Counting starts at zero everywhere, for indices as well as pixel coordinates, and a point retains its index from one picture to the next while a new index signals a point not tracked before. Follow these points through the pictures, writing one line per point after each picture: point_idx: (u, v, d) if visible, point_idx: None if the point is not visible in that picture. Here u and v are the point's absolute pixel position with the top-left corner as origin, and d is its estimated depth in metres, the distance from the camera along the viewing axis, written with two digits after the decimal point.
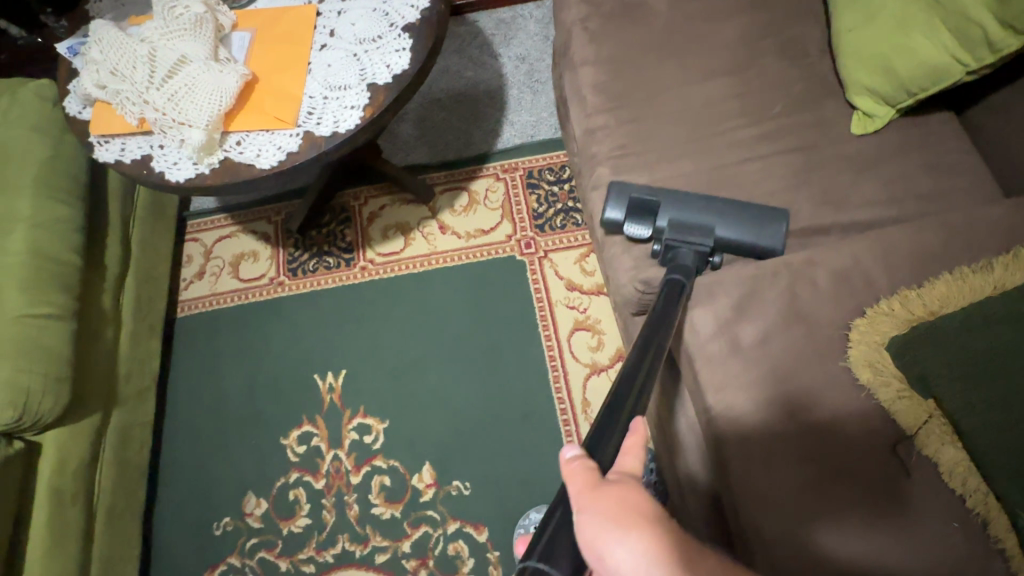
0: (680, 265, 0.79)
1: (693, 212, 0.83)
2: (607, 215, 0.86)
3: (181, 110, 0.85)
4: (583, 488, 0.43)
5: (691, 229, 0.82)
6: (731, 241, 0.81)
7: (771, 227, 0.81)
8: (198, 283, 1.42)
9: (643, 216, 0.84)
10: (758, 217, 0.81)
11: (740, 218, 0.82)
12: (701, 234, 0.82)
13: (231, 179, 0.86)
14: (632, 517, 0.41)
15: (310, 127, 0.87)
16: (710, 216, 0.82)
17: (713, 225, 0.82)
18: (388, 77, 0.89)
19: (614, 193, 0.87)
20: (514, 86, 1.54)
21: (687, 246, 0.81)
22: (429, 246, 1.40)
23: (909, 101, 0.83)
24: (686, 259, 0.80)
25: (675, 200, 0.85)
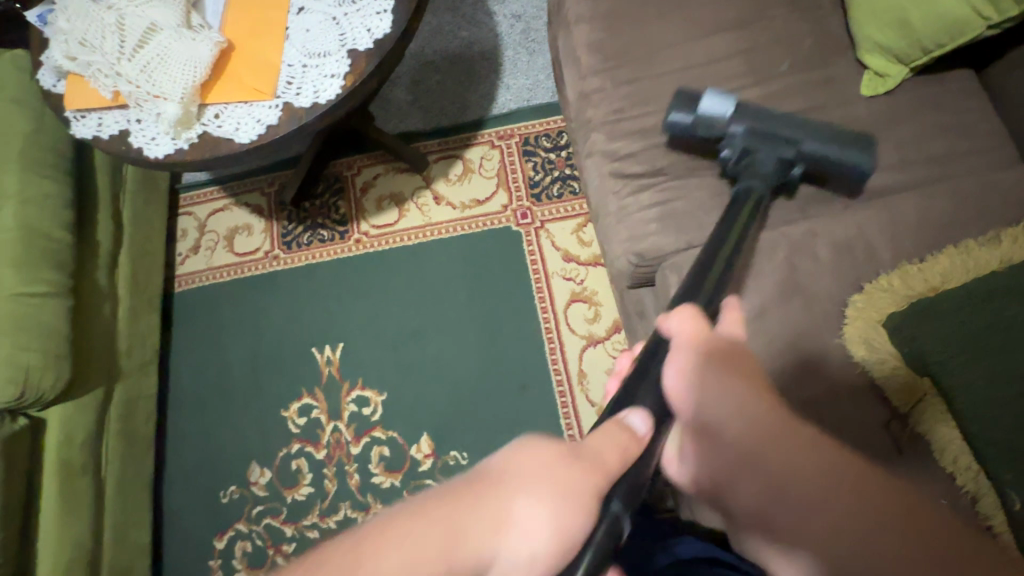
0: (756, 174, 0.76)
1: (779, 120, 0.77)
2: (673, 116, 0.81)
3: (155, 82, 0.82)
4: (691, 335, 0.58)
5: (775, 137, 0.77)
6: (819, 154, 0.74)
7: (864, 147, 0.74)
8: (194, 258, 1.41)
9: (713, 121, 0.79)
10: (852, 133, 0.75)
11: (831, 134, 0.75)
12: (784, 143, 0.76)
13: (211, 154, 0.83)
14: (723, 365, 0.58)
15: (289, 98, 0.83)
16: (796, 128, 0.76)
17: (798, 137, 0.76)
18: (369, 42, 0.85)
19: (682, 95, 0.81)
20: (510, 46, 1.47)
21: (765, 153, 0.76)
22: (424, 217, 1.37)
23: (925, 57, 0.77)
24: (764, 164, 0.76)
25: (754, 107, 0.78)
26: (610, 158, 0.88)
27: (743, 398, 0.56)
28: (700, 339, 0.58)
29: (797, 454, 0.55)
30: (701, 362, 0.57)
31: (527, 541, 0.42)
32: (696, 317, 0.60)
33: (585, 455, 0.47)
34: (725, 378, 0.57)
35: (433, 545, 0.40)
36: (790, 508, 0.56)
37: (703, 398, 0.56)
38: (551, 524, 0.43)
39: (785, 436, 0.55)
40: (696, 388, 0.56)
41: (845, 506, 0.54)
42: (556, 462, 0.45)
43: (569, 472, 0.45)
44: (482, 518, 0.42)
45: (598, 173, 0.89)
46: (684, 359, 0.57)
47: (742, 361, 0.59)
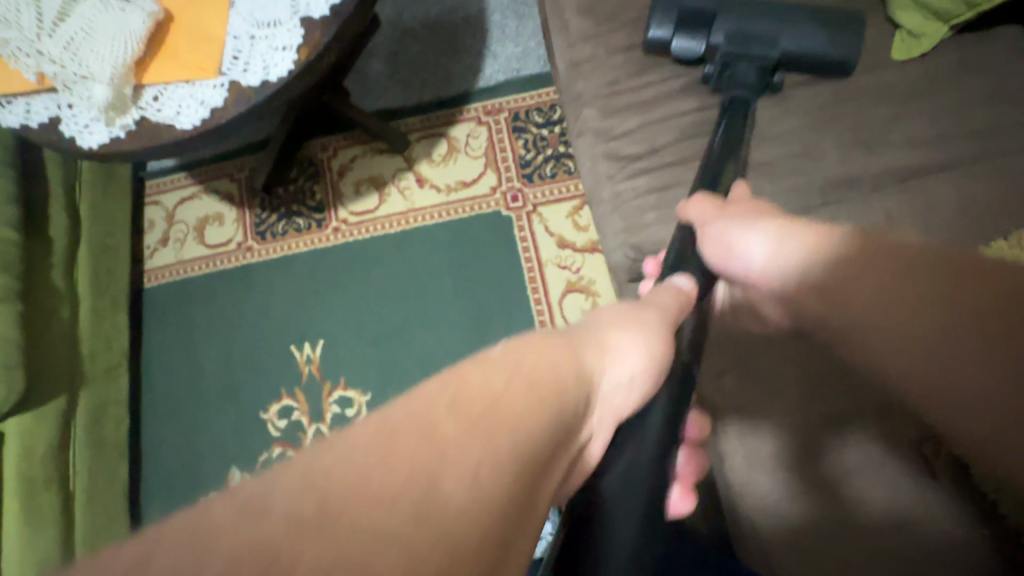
0: (739, 84, 0.73)
1: (756, 20, 0.74)
2: (651, 33, 0.76)
3: (81, 61, 0.71)
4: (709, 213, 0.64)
5: (752, 41, 0.74)
6: (801, 49, 0.71)
7: (844, 34, 0.71)
8: (163, 251, 1.33)
9: (696, 29, 0.74)
10: (831, 25, 0.71)
11: (806, 27, 0.72)
12: (765, 48, 0.73)
13: (150, 144, 0.73)
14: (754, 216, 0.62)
15: (235, 76, 0.73)
16: (777, 25, 0.73)
17: (778, 35, 0.73)
18: (325, 8, 0.74)
19: (661, 6, 0.76)
20: (496, 11, 1.34)
21: (747, 60, 0.73)
22: (406, 203, 1.28)
23: (973, 7, 0.66)
24: (748, 75, 0.73)
25: (734, 9, 0.75)
26: (604, 137, 0.78)
27: (774, 232, 0.59)
28: (714, 207, 0.64)
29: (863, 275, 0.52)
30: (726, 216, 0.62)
31: (635, 367, 0.44)
32: (708, 199, 0.66)
33: (656, 304, 0.52)
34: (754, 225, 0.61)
35: (566, 359, 0.38)
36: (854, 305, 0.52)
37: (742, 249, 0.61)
38: (652, 352, 0.46)
39: (823, 245, 0.56)
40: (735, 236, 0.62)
41: (893, 276, 0.50)
42: (636, 307, 0.50)
43: (647, 314, 0.49)
44: (599, 344, 0.43)
45: (591, 155, 0.79)
46: (714, 223, 0.63)
47: (764, 210, 0.62)
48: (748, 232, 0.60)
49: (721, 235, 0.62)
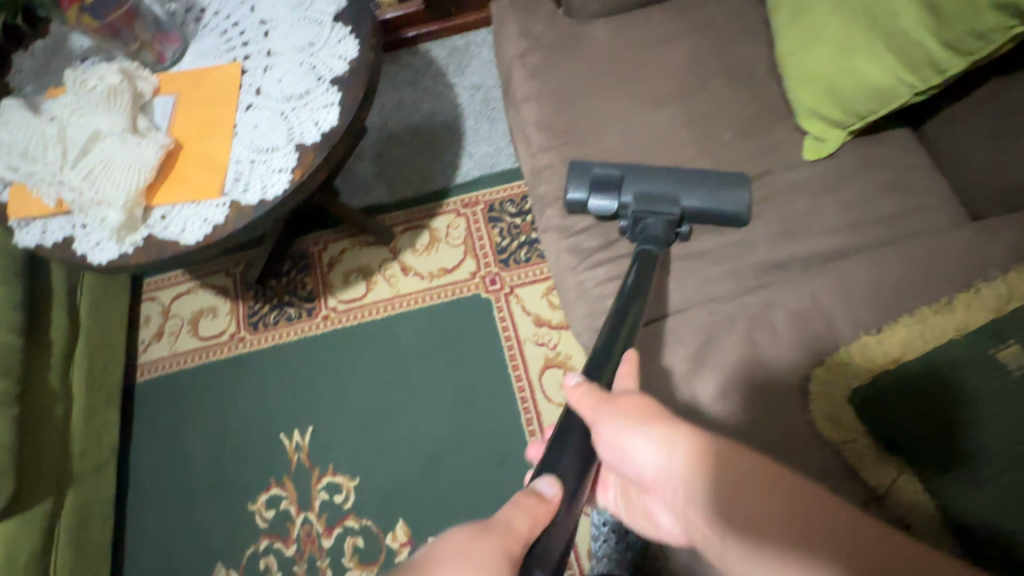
0: (650, 238, 0.79)
1: (659, 182, 0.82)
2: (569, 195, 0.84)
3: (99, 189, 0.80)
4: (593, 405, 0.58)
5: (657, 199, 0.81)
6: (701, 207, 0.79)
7: (736, 192, 0.79)
8: (157, 345, 1.38)
9: (607, 190, 0.82)
10: (723, 182, 0.80)
11: (704, 185, 0.80)
12: (669, 205, 0.81)
13: (157, 258, 0.81)
14: (640, 415, 0.57)
15: (236, 196, 0.83)
16: (677, 186, 0.82)
17: (679, 193, 0.81)
18: (316, 135, 0.85)
19: (575, 171, 0.85)
20: (470, 116, 1.50)
21: (655, 216, 0.81)
22: (392, 290, 1.36)
23: (858, 121, 0.77)
24: (656, 229, 0.80)
25: (638, 172, 0.84)
26: (566, 233, 0.88)
27: (660, 437, 0.55)
28: (597, 400, 0.59)
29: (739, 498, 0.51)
30: (616, 417, 0.57)
31: None
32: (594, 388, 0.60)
33: (497, 524, 0.47)
34: (643, 430, 0.56)
35: None
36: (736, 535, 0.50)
37: (633, 453, 0.56)
38: None
39: (710, 458, 0.53)
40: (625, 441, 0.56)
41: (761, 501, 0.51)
42: (472, 534, 0.46)
43: (481, 544, 0.45)
44: None
45: (555, 248, 0.88)
46: (602, 420, 0.57)
47: (649, 405, 0.58)
48: (636, 437, 0.55)
49: (614, 437, 0.57)
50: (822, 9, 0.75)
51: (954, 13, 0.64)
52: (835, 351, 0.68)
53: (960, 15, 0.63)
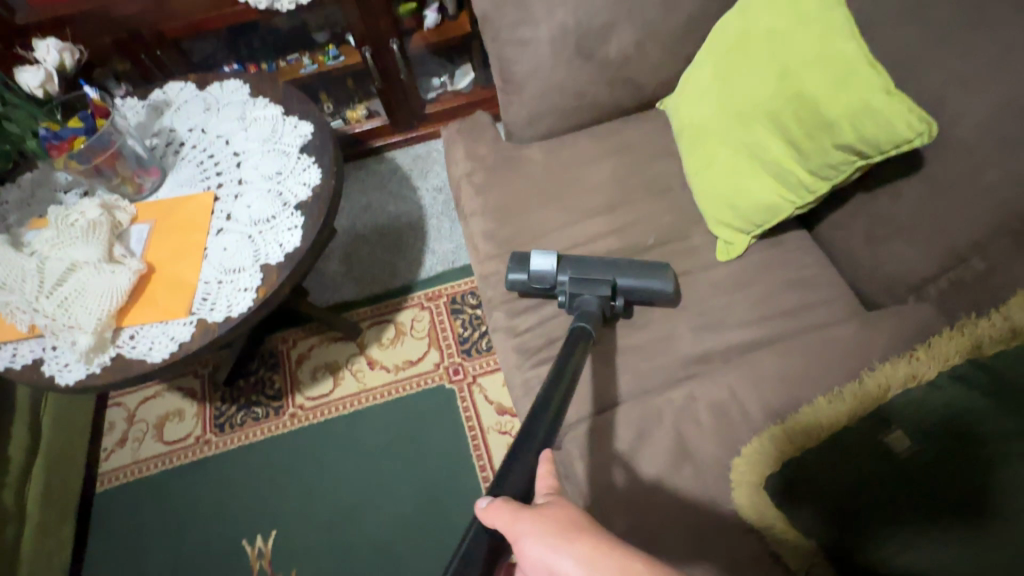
0: (584, 312, 0.86)
1: (591, 265, 0.91)
2: (511, 276, 0.94)
3: (72, 315, 0.86)
4: (508, 525, 0.47)
5: (591, 278, 0.89)
6: (629, 285, 0.88)
7: (658, 272, 0.89)
8: (120, 452, 1.37)
9: (543, 272, 0.90)
10: (650, 265, 0.89)
11: (630, 268, 0.89)
12: (601, 283, 0.89)
13: (123, 376, 0.86)
14: (565, 531, 0.45)
15: (203, 314, 0.89)
16: (609, 267, 0.90)
17: (612, 274, 0.90)
18: (280, 255, 0.94)
19: (518, 257, 0.95)
20: (432, 216, 1.63)
21: (589, 293, 0.88)
22: (359, 384, 1.40)
23: (757, 228, 0.89)
24: (590, 305, 0.87)
25: (575, 257, 0.93)
26: (512, 333, 0.96)
27: (590, 560, 0.43)
28: (513, 513, 0.47)
29: None
30: (537, 537, 0.45)
31: None
32: (510, 503, 0.49)
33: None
34: (570, 554, 0.44)
35: None
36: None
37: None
38: None
39: None
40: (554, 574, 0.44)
41: None
42: None
43: None
44: None
45: (503, 348, 0.96)
46: (523, 539, 0.45)
47: (577, 517, 0.46)
48: (561, 561, 0.43)
49: (538, 560, 0.45)
50: (712, 139, 0.88)
51: (809, 151, 0.76)
52: (747, 444, 0.74)
53: (813, 152, 0.75)
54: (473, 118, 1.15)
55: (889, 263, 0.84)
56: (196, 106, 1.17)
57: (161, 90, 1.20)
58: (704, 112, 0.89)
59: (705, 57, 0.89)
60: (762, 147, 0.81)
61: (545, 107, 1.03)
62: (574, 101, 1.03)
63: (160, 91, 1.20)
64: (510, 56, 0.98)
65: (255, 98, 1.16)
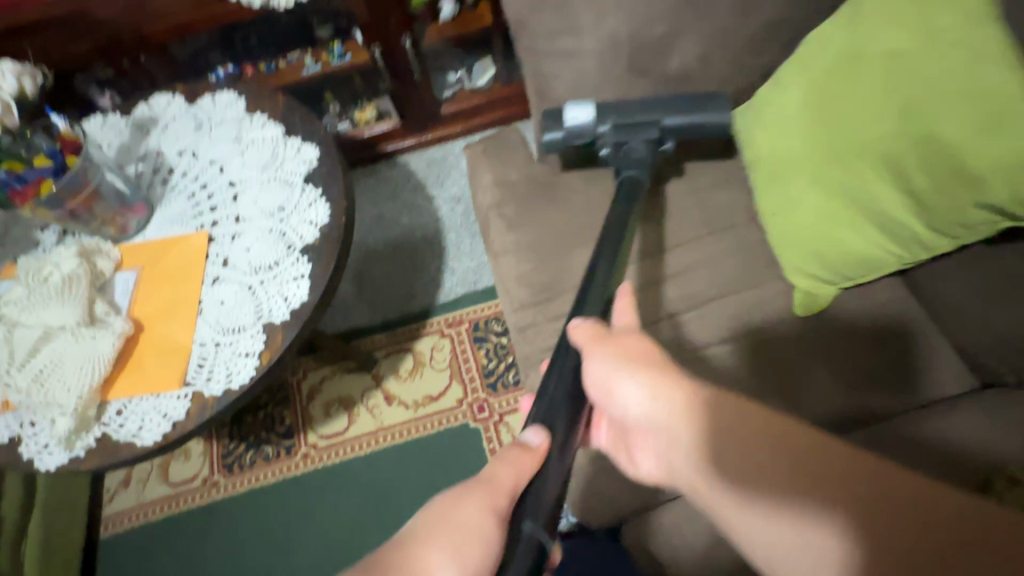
0: (635, 162, 0.80)
1: (632, 102, 0.82)
2: (546, 135, 0.83)
3: (48, 392, 0.74)
4: (590, 343, 0.60)
5: (636, 124, 0.81)
6: (679, 122, 0.80)
7: (707, 102, 0.81)
8: (123, 493, 1.28)
9: (584, 123, 0.81)
10: (699, 97, 0.81)
11: (676, 102, 0.81)
12: (647, 124, 0.81)
13: (109, 462, 0.74)
14: (632, 356, 0.59)
15: (199, 385, 0.77)
16: (653, 108, 0.81)
17: (657, 113, 0.81)
18: (286, 312, 0.81)
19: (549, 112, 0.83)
20: (451, 230, 1.48)
21: (636, 140, 0.81)
22: (375, 421, 1.29)
23: (845, 282, 0.75)
24: (639, 152, 0.81)
25: (614, 99, 0.82)
26: None
27: (649, 380, 0.57)
28: (595, 336, 0.61)
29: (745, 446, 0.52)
30: (607, 358, 0.59)
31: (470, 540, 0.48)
32: (595, 327, 0.62)
33: (486, 479, 0.52)
34: (631, 376, 0.58)
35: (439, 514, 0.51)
36: (714, 476, 0.52)
37: (620, 393, 0.58)
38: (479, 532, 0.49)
39: (698, 405, 0.55)
40: (615, 386, 0.58)
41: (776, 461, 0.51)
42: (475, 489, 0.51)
43: (469, 509, 0.50)
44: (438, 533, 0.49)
45: None
46: (594, 357, 0.60)
47: (643, 350, 0.59)
48: (625, 381, 0.58)
49: (602, 375, 0.59)
50: (798, 180, 0.73)
51: (937, 208, 0.62)
52: None
53: (941, 208, 0.62)
54: (501, 137, 1.00)
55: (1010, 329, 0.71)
56: (185, 123, 1.02)
57: (145, 103, 1.06)
58: (790, 144, 0.73)
59: (793, 75, 0.73)
60: (869, 196, 0.67)
61: None
62: None
63: (145, 104, 1.06)
64: (549, 71, 0.82)
65: (251, 115, 1.01)
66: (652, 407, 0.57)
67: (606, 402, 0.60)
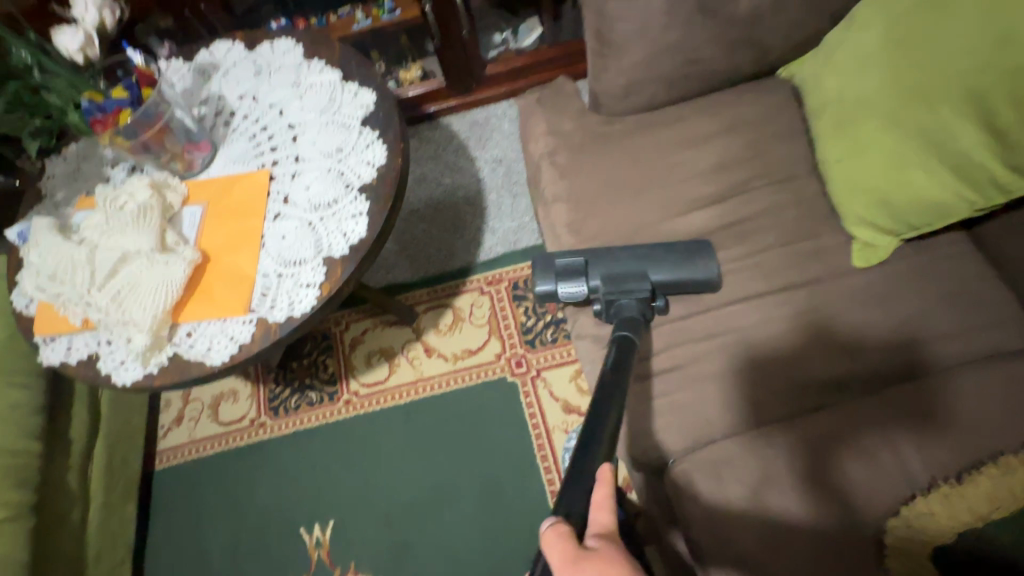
0: (626, 318, 0.74)
1: (622, 260, 0.80)
2: (538, 286, 0.80)
3: (126, 311, 0.78)
4: (562, 558, 0.41)
5: (626, 279, 0.78)
6: (669, 282, 0.78)
7: (701, 260, 0.78)
8: (176, 430, 1.35)
9: (574, 278, 0.79)
10: (689, 252, 0.78)
11: (669, 259, 0.79)
12: (637, 280, 0.77)
13: (181, 379, 0.79)
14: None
15: (263, 312, 0.81)
16: (642, 263, 0.78)
17: (645, 269, 0.78)
18: (345, 247, 0.83)
19: (540, 263, 0.82)
20: (492, 190, 1.49)
21: (627, 296, 0.76)
22: (415, 372, 1.32)
23: (908, 233, 0.75)
24: (631, 310, 0.76)
25: (603, 256, 0.81)
26: (601, 342, 0.84)
27: None
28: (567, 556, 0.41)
29: None
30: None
31: None
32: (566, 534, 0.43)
33: None
34: None
35: None
36: None
37: None
38: None
39: None
40: None
41: None
42: None
43: None
44: None
45: (591, 358, 0.84)
46: None
47: (621, 571, 0.39)
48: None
49: None
50: (871, 122, 0.73)
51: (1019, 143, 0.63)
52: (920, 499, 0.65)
53: None
54: (555, 86, 1.00)
55: None
56: (246, 69, 1.05)
57: (206, 50, 1.08)
58: (865, 85, 0.74)
59: (871, 15, 0.75)
60: (947, 132, 0.67)
61: (649, 75, 0.87)
62: (684, 69, 0.87)
63: (206, 51, 1.08)
64: (613, 11, 0.82)
65: (309, 61, 1.03)
66: None
67: None
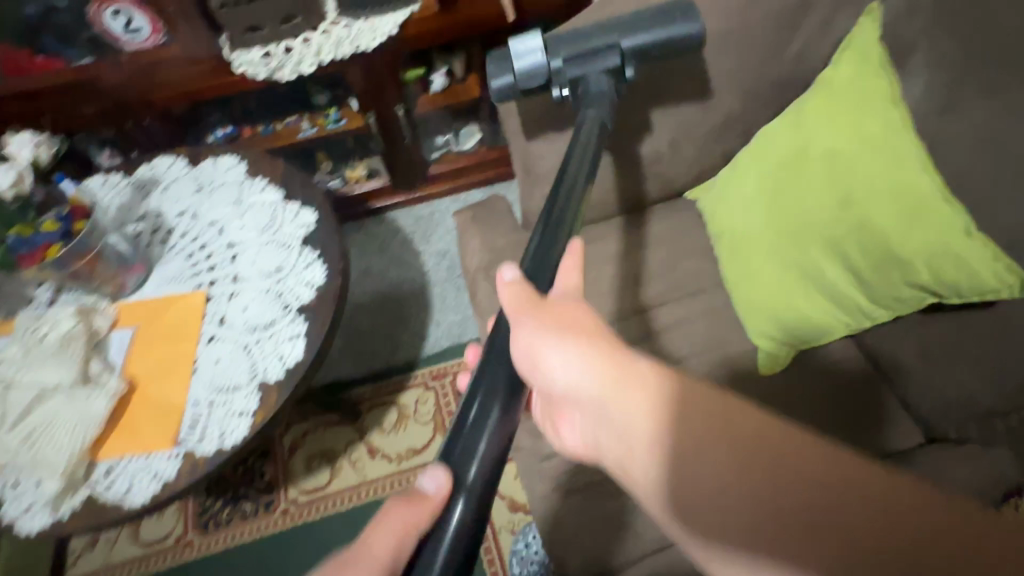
0: (595, 94, 0.76)
1: (587, 32, 0.79)
2: (494, 84, 0.80)
3: (38, 450, 0.75)
4: (518, 299, 0.52)
5: (590, 56, 0.78)
6: (640, 45, 0.77)
7: (684, 16, 0.78)
8: (90, 554, 1.24)
9: (533, 62, 0.78)
10: (670, 14, 0.78)
11: (642, 22, 0.78)
12: (607, 50, 0.78)
13: (94, 524, 0.74)
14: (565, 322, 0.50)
15: (190, 445, 0.79)
16: (613, 33, 0.78)
17: (617, 38, 0.78)
18: (281, 371, 0.84)
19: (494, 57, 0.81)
20: (436, 283, 1.54)
21: (593, 69, 0.77)
22: (357, 475, 1.29)
23: (802, 346, 0.84)
24: (599, 86, 0.77)
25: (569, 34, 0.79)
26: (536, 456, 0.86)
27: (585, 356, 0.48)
28: (523, 302, 0.52)
29: (715, 452, 0.45)
30: (536, 320, 0.50)
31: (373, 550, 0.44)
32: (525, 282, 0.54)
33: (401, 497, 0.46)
34: (563, 347, 0.48)
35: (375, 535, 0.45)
36: (669, 488, 0.46)
37: (547, 365, 0.49)
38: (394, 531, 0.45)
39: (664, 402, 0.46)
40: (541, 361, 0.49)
41: (734, 474, 0.44)
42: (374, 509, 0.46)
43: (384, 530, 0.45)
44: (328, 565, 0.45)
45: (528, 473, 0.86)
46: (521, 325, 0.50)
47: (580, 322, 0.50)
48: (551, 346, 0.48)
49: (530, 342, 0.49)
50: (760, 252, 0.84)
51: (873, 281, 0.75)
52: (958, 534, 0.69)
53: (882, 283, 0.74)
54: (489, 205, 1.08)
55: (945, 387, 0.79)
56: (187, 185, 1.07)
57: (147, 165, 1.10)
58: (750, 223, 0.86)
59: (748, 164, 0.88)
60: (819, 268, 0.79)
61: None
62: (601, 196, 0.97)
63: (148, 166, 1.10)
64: (535, 150, 0.92)
65: (252, 179, 1.06)
66: (578, 380, 0.48)
67: (534, 375, 0.50)
